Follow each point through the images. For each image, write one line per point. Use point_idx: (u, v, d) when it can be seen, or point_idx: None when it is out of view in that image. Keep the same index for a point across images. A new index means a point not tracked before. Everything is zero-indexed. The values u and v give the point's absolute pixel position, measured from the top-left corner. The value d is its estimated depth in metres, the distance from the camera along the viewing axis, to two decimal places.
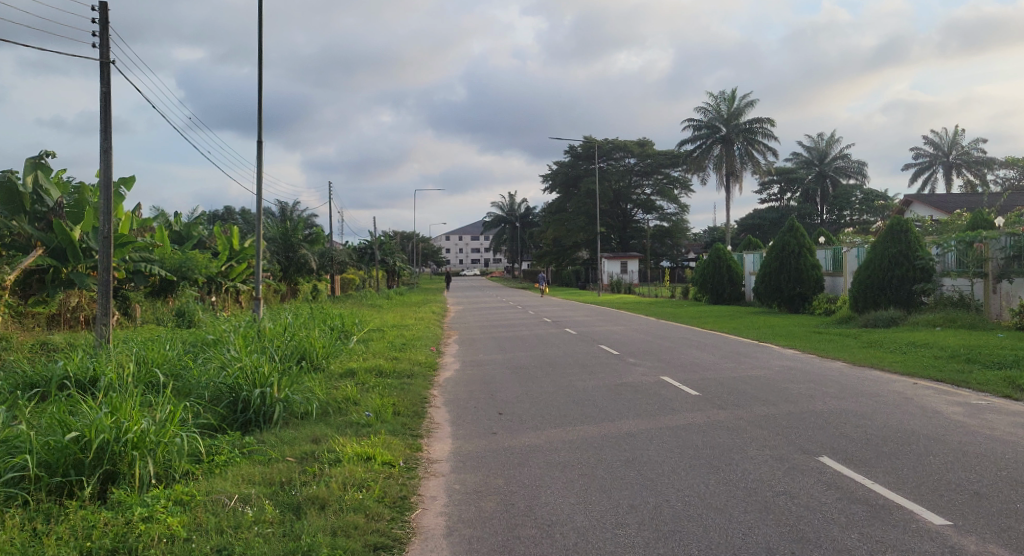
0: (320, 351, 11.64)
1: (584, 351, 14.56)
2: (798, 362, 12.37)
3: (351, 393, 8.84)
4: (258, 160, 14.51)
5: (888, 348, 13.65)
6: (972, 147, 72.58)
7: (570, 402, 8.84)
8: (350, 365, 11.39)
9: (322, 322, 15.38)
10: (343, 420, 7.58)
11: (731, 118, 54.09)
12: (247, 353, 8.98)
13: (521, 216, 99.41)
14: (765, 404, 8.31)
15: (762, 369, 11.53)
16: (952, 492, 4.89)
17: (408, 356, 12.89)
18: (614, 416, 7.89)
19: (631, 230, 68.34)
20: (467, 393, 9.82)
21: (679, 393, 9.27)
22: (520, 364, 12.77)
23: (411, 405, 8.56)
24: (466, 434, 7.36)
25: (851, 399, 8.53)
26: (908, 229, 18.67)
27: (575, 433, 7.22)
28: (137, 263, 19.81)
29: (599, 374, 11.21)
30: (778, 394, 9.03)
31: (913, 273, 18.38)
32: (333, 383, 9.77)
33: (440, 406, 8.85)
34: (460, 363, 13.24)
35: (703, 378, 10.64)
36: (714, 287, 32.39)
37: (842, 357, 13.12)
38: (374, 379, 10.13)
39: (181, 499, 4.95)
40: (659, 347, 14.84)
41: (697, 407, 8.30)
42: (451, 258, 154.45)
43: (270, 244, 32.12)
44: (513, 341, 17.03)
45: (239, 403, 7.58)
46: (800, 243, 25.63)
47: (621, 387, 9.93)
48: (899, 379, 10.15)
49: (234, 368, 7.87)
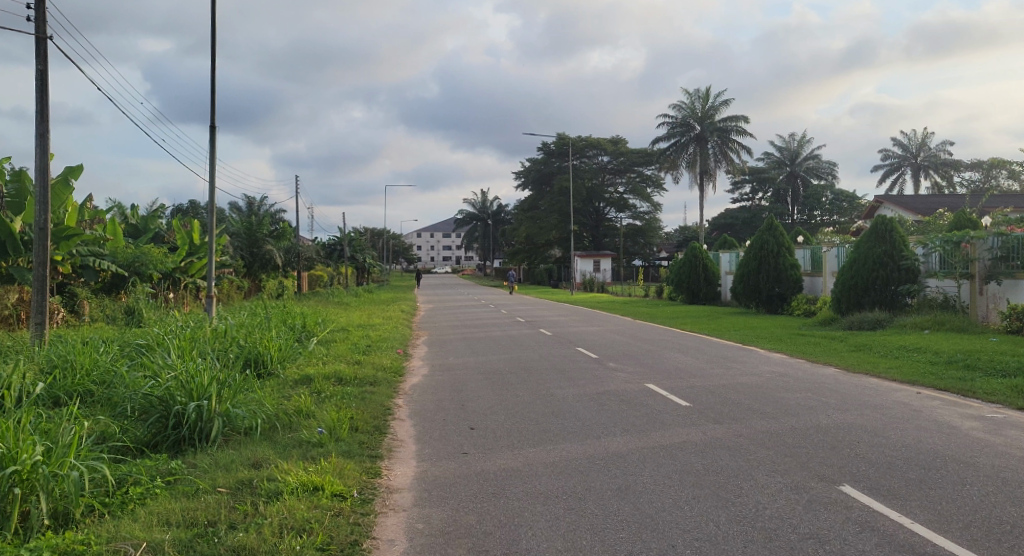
0: (276, 356, 10.64)
1: (562, 354, 13.75)
2: (787, 367, 11.67)
3: (304, 404, 7.86)
4: (211, 148, 13.33)
5: (879, 353, 13.06)
6: (939, 149, 73.63)
7: (549, 415, 7.96)
8: (308, 370, 10.40)
9: (281, 321, 14.34)
10: (292, 439, 6.61)
11: (705, 116, 53.82)
12: (187, 359, 7.95)
13: (493, 215, 98.41)
14: (765, 419, 7.53)
15: (753, 376, 10.78)
16: (1011, 537, 4.13)
17: (372, 361, 11.90)
18: (599, 433, 7.02)
19: (604, 228, 67.83)
20: (435, 403, 8.90)
21: (668, 405, 8.47)
22: (493, 369, 11.87)
23: (372, 418, 7.62)
24: (433, 454, 6.44)
25: (856, 413, 7.79)
26: (893, 228, 18.20)
27: (556, 453, 6.34)
28: (86, 257, 18.50)
29: (579, 381, 10.36)
30: (776, 405, 8.25)
31: (897, 274, 17.92)
32: (286, 392, 8.79)
33: (404, 419, 7.92)
34: (429, 367, 12.32)
35: (691, 386, 9.83)
36: (690, 287, 31.81)
37: (833, 361, 12.47)
38: (332, 387, 9.15)
39: (71, 551, 3.98)
40: (640, 350, 14.08)
41: (689, 421, 7.49)
42: (423, 256, 153.19)
43: (233, 239, 30.80)
44: (486, 343, 16.12)
45: (170, 418, 6.57)
46: (780, 242, 25.09)
47: (604, 397, 9.09)
48: (900, 388, 9.46)
49: (167, 378, 6.87)
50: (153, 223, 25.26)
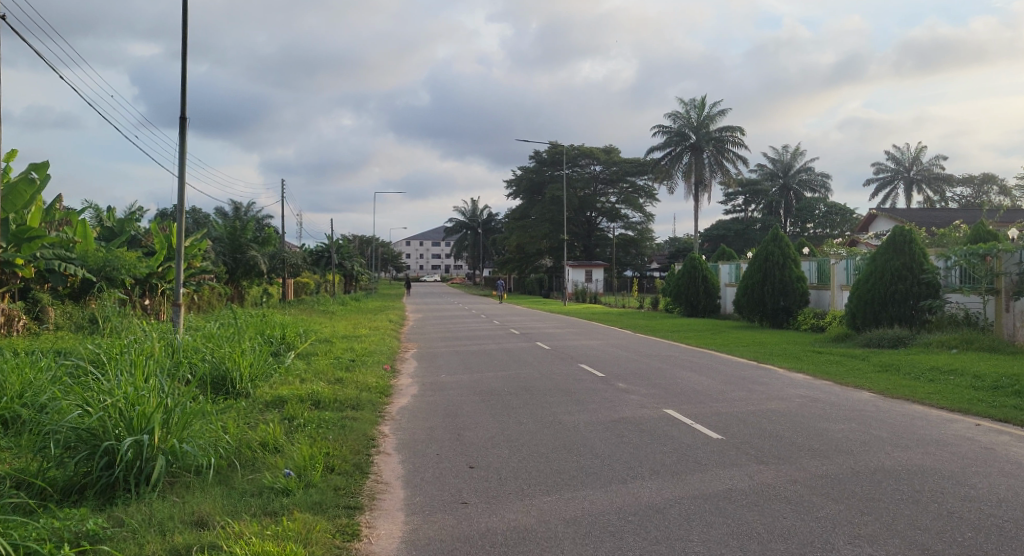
0: (245, 373, 9.43)
1: (564, 371, 12.58)
2: (816, 391, 10.54)
3: (272, 435, 6.65)
4: (180, 143, 11.93)
5: (910, 374, 11.97)
6: (932, 163, 73.27)
7: (561, 450, 6.77)
8: (282, 390, 9.18)
9: (256, 332, 13.07)
10: (251, 484, 5.39)
11: (701, 126, 53.04)
12: (134, 378, 6.71)
13: (483, 223, 97.05)
14: (817, 457, 6.38)
15: (781, 400, 9.67)
16: None
17: (356, 379, 10.65)
18: (625, 477, 5.84)
19: (596, 238, 66.82)
20: (427, 432, 7.68)
21: (698, 437, 7.31)
22: (489, 388, 10.68)
23: (352, 453, 6.39)
24: (424, 505, 5.24)
25: (921, 451, 6.65)
26: (912, 239, 17.23)
27: (578, 506, 5.17)
28: (51, 260, 17.12)
29: (590, 405, 9.17)
30: (823, 440, 7.09)
31: (917, 288, 16.91)
32: (253, 418, 7.58)
33: (390, 454, 6.71)
34: (419, 386, 11.10)
35: (716, 413, 8.66)
36: (689, 298, 30.73)
37: (863, 384, 11.36)
38: (306, 411, 7.90)
39: None
40: (649, 368, 12.94)
41: (728, 460, 6.31)
42: (412, 264, 151.64)
43: (216, 244, 29.37)
44: (480, 357, 14.91)
45: (102, 458, 5.35)
46: (786, 253, 24.12)
47: (621, 426, 7.93)
48: (955, 418, 8.34)
49: (100, 406, 5.63)
50: (130, 225, 23.84)
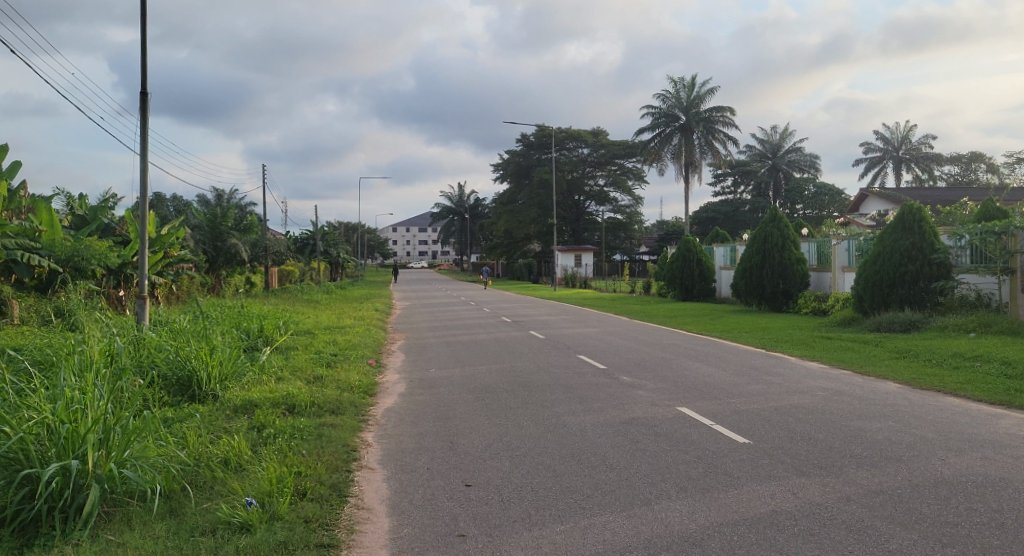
0: (214, 372, 8.51)
1: (562, 363, 11.73)
2: (836, 382, 9.77)
3: (238, 451, 5.73)
4: (141, 122, 10.84)
5: (932, 362, 11.21)
6: (922, 142, 72.79)
7: (570, 461, 5.91)
8: (254, 391, 8.28)
9: (230, 327, 12.05)
10: (202, 517, 4.47)
11: (690, 106, 52.08)
12: (74, 386, 5.75)
13: (471, 208, 95.68)
14: (865, 467, 5.54)
15: (803, 394, 8.86)
16: None
17: (338, 376, 9.74)
18: (649, 497, 4.99)
19: (585, 222, 65.90)
20: (415, 440, 6.77)
21: (723, 442, 6.47)
22: (483, 384, 9.79)
23: (328, 471, 5.47)
24: (413, 540, 4.35)
25: (980, 457, 5.82)
26: (921, 218, 16.51)
27: (599, 538, 4.29)
28: (14, 251, 15.84)
29: (595, 404, 8.29)
30: (865, 444, 6.25)
31: (929, 269, 16.19)
32: (217, 429, 6.64)
33: (374, 469, 5.81)
34: (408, 383, 10.19)
35: (735, 411, 7.84)
36: (683, 282, 29.97)
37: (883, 373, 10.60)
38: (279, 418, 6.97)
39: None
40: (652, 358, 12.12)
41: (764, 472, 5.46)
42: (399, 251, 150.16)
43: (195, 232, 28.07)
44: (472, 349, 13.99)
45: (22, 488, 4.41)
46: (785, 234, 23.32)
47: (633, 429, 7.08)
48: (999, 413, 7.56)
49: (25, 421, 4.69)
50: (103, 213, 22.61)
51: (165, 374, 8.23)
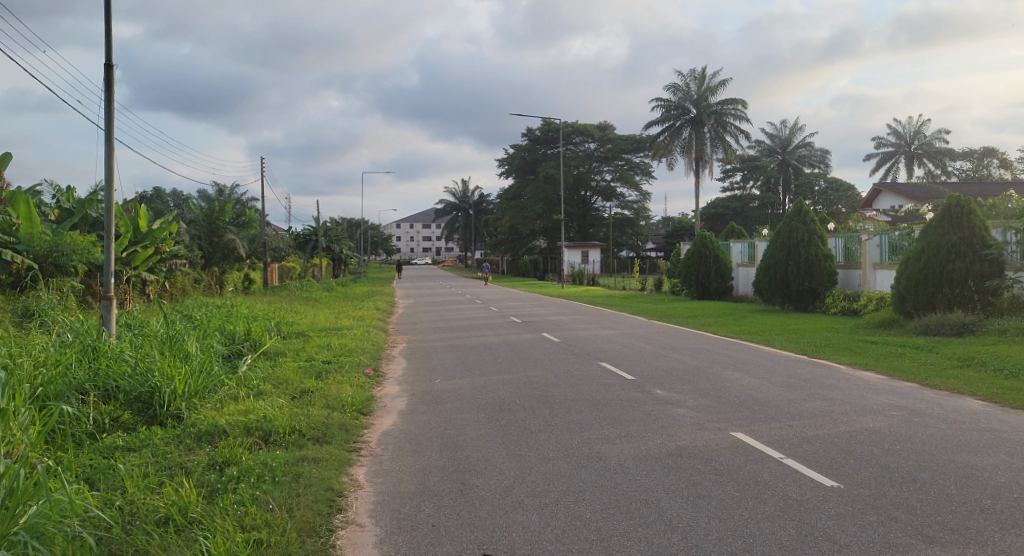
0: (181, 388, 7.18)
1: (584, 373, 10.36)
2: (908, 398, 8.41)
3: (185, 505, 4.38)
4: (107, 99, 9.44)
5: (1004, 373, 9.85)
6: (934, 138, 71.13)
7: (618, 517, 4.55)
8: (224, 413, 6.92)
9: (210, 331, 10.65)
10: None
11: (701, 99, 50.53)
12: None
13: (474, 204, 94.35)
14: (1011, 530, 4.18)
15: (875, 415, 7.50)
16: None
17: (327, 391, 8.39)
18: None
19: (591, 218, 64.49)
20: (416, 482, 5.39)
21: (805, 484, 5.14)
22: (495, 400, 8.45)
23: (301, 537, 4.12)
24: None
25: None
26: (969, 211, 15.14)
27: None
28: None
29: (632, 428, 6.93)
30: (990, 490, 4.90)
31: (979, 266, 14.81)
32: (166, 468, 5.28)
33: (364, 528, 4.44)
34: (408, 397, 8.82)
35: (803, 438, 6.50)
36: (698, 279, 28.54)
37: (954, 385, 9.22)
38: (248, 451, 5.61)
39: None
40: (684, 367, 10.76)
41: (879, 536, 4.13)
42: (402, 246, 149.02)
43: (190, 227, 26.57)
44: (480, 354, 12.64)
45: None
46: (810, 228, 21.90)
47: (686, 464, 5.73)
48: None
49: None
50: (90, 206, 21.14)
51: (123, 389, 6.88)
